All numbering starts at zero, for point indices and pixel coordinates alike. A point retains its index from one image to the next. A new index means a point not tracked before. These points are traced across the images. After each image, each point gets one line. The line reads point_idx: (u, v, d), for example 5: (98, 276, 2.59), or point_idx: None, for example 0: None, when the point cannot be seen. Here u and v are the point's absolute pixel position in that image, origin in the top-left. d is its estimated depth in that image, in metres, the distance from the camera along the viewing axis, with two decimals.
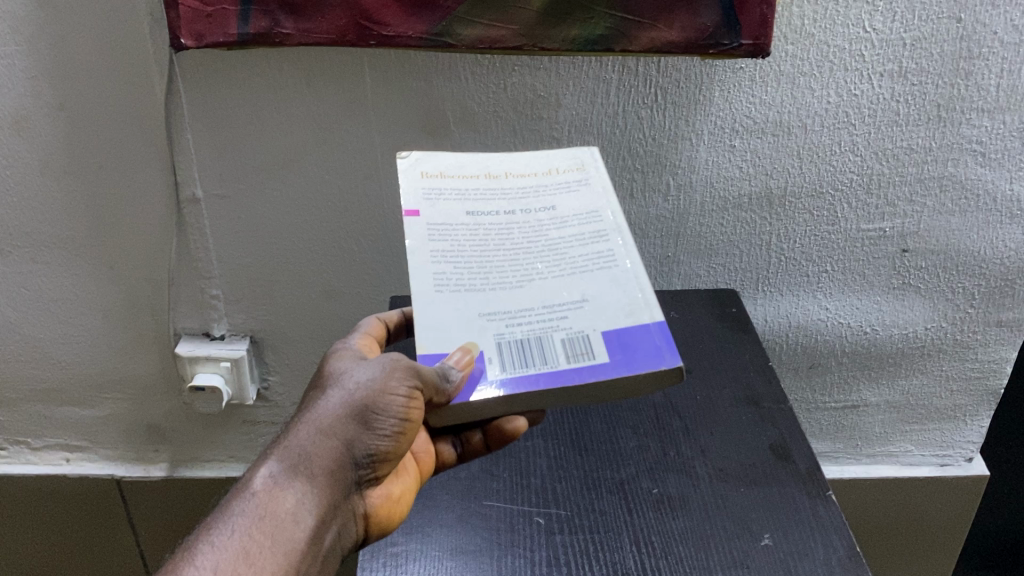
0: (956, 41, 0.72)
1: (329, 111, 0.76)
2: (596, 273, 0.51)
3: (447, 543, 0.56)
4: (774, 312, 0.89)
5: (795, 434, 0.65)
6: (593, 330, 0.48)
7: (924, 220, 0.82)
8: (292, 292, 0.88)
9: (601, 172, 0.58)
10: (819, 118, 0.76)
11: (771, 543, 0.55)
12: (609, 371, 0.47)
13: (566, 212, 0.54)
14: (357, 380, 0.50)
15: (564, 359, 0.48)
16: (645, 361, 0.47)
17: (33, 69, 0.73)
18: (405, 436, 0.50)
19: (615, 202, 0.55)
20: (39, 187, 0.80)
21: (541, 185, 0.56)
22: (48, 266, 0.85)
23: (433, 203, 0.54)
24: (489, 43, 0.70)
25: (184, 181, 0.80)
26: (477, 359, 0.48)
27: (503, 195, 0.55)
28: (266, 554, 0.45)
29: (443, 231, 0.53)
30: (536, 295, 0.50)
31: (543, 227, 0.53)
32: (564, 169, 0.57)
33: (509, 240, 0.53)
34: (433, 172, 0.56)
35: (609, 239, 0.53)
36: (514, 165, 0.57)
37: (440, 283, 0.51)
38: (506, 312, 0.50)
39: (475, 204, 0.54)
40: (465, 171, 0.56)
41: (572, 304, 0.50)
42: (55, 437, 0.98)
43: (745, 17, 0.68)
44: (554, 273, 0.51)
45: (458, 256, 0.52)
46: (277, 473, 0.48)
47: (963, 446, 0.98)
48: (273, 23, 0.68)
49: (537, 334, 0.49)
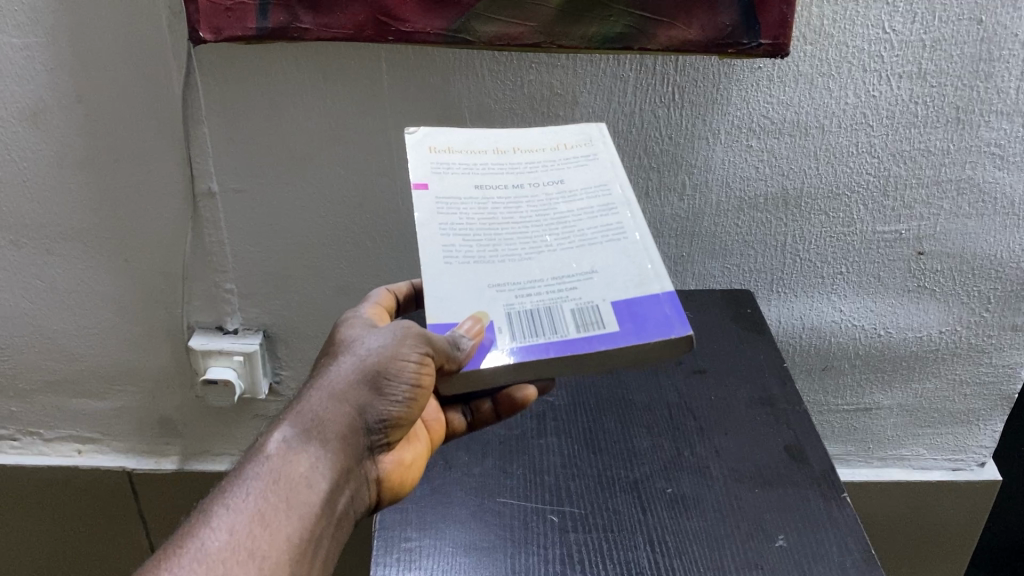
0: (976, 43, 0.71)
1: (346, 106, 0.76)
2: (605, 245, 0.51)
3: (461, 539, 0.56)
4: (788, 314, 0.89)
5: (810, 435, 0.65)
6: (603, 300, 0.49)
7: (941, 223, 0.82)
8: (306, 287, 0.88)
9: (609, 147, 0.57)
10: (837, 119, 0.76)
11: (785, 544, 0.55)
12: (619, 341, 0.47)
13: (575, 186, 0.54)
14: (368, 347, 0.51)
15: (574, 328, 0.48)
16: (655, 330, 0.48)
17: (52, 61, 0.74)
18: (417, 402, 0.51)
19: (625, 175, 0.55)
20: (56, 179, 0.80)
21: (550, 160, 0.56)
22: (63, 258, 0.86)
23: (442, 177, 0.54)
24: (507, 41, 0.70)
25: (200, 174, 0.80)
26: (488, 328, 0.48)
27: (512, 169, 0.55)
28: (282, 517, 0.46)
29: (452, 204, 0.53)
30: (546, 266, 0.50)
31: (551, 201, 0.53)
32: (572, 144, 0.57)
33: (518, 213, 0.52)
34: (441, 147, 0.56)
35: (619, 212, 0.53)
36: (523, 140, 0.57)
37: (449, 255, 0.50)
38: (516, 283, 0.49)
39: (483, 178, 0.54)
40: (473, 146, 0.56)
41: (581, 275, 0.50)
42: (67, 428, 0.99)
43: (765, 16, 0.68)
44: (563, 245, 0.51)
45: (467, 229, 0.52)
46: (291, 438, 0.48)
47: (976, 451, 0.98)
48: (292, 18, 0.68)
49: (548, 304, 0.49)
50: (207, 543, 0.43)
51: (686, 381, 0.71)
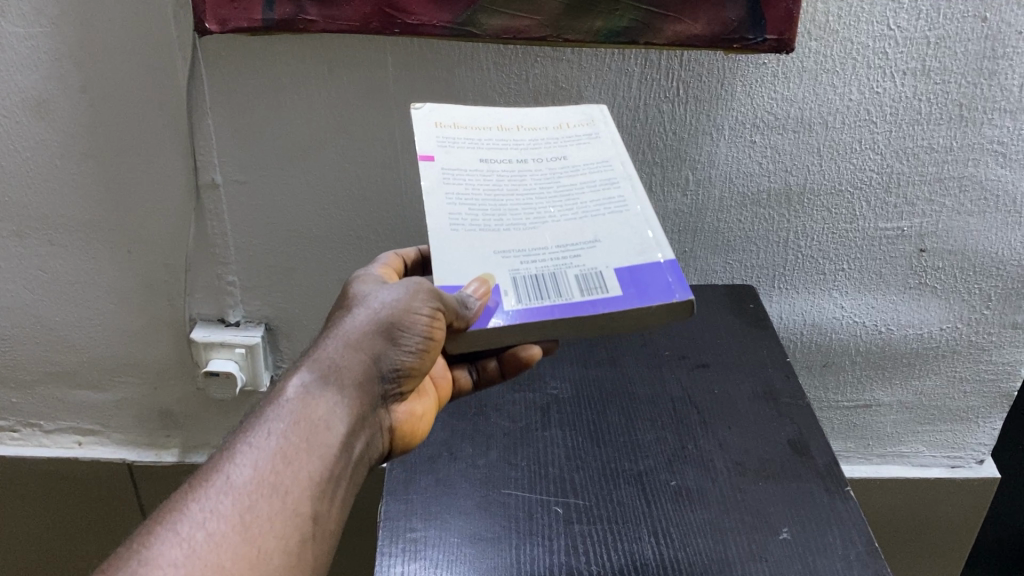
0: (981, 41, 0.71)
1: (351, 99, 0.76)
2: (608, 217, 0.52)
3: (467, 529, 0.56)
4: (790, 310, 0.89)
5: (813, 429, 0.65)
6: (606, 267, 0.49)
7: (943, 221, 0.82)
8: (309, 280, 0.88)
9: (611, 126, 0.58)
10: (841, 115, 0.76)
11: (789, 536, 0.56)
12: (622, 304, 0.47)
13: (577, 161, 0.55)
14: (382, 300, 0.51)
15: (578, 292, 0.48)
16: (658, 295, 0.48)
17: (56, 51, 0.73)
18: (429, 354, 0.51)
19: (626, 152, 0.56)
20: (59, 170, 0.80)
21: (553, 137, 0.56)
22: (65, 249, 0.85)
23: (448, 150, 0.54)
24: (513, 34, 0.70)
25: (204, 166, 0.80)
26: (494, 291, 0.48)
27: (516, 146, 0.55)
28: (303, 457, 0.45)
29: (458, 174, 0.53)
30: (550, 235, 0.50)
31: (554, 175, 0.54)
32: (574, 123, 0.58)
33: (522, 185, 0.53)
34: (447, 123, 0.56)
35: (620, 186, 0.54)
36: (526, 119, 0.57)
37: (455, 223, 0.51)
38: (520, 250, 0.50)
39: (488, 152, 0.54)
40: (477, 123, 0.56)
41: (585, 244, 0.50)
42: (68, 420, 0.99)
43: (770, 12, 0.68)
44: (566, 216, 0.52)
45: (473, 200, 0.52)
46: (309, 383, 0.48)
47: (975, 448, 0.98)
48: (298, 10, 0.68)
49: (552, 270, 0.49)
50: (232, 478, 0.43)
51: (690, 375, 0.71)
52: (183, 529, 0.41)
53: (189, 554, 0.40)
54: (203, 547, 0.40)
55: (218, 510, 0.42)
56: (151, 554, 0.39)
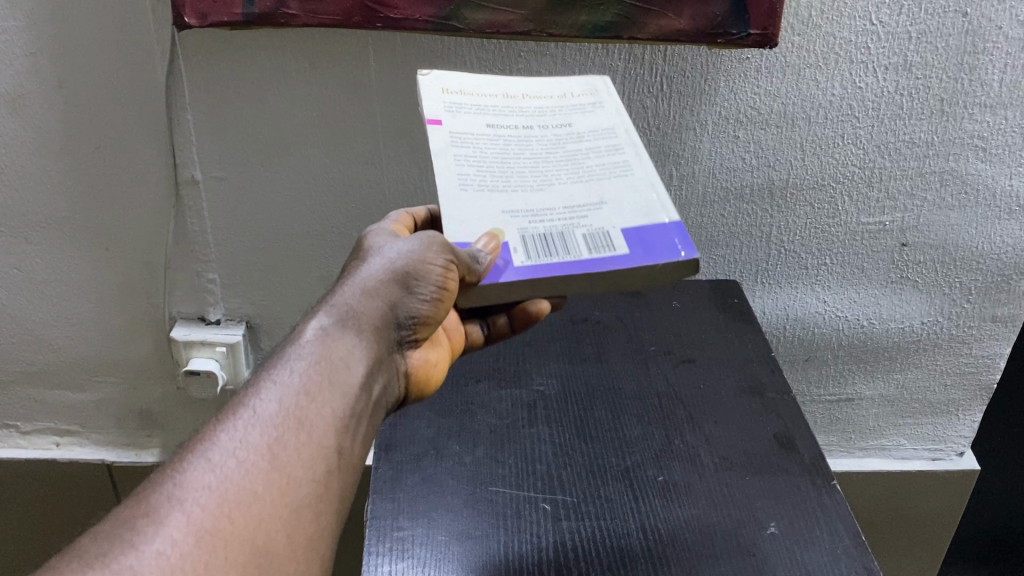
0: (962, 36, 0.72)
1: (334, 94, 0.75)
2: (613, 181, 0.52)
3: (453, 528, 0.55)
4: (773, 304, 0.89)
5: (799, 423, 0.65)
6: (613, 227, 0.49)
7: (924, 215, 0.82)
8: (290, 278, 0.87)
9: (614, 97, 0.58)
10: (823, 110, 0.76)
11: (777, 531, 0.55)
12: (630, 262, 0.48)
13: (583, 129, 0.55)
14: (395, 251, 0.51)
15: (587, 250, 0.49)
16: (664, 253, 0.49)
17: (31, 46, 0.72)
18: (443, 304, 0.51)
19: (630, 121, 0.56)
20: (36, 167, 0.79)
21: (557, 106, 0.56)
22: (42, 247, 0.84)
23: (455, 116, 0.54)
24: (496, 28, 0.69)
25: (184, 162, 0.79)
26: (503, 247, 0.48)
27: (521, 112, 0.55)
28: (326, 393, 0.44)
29: (466, 138, 0.52)
30: (557, 197, 0.51)
31: (560, 141, 0.54)
32: (577, 93, 0.58)
33: (529, 150, 0.53)
34: (454, 89, 0.55)
35: (624, 152, 0.54)
36: (530, 88, 0.57)
37: (464, 182, 0.51)
38: (528, 209, 0.50)
39: (495, 118, 0.54)
40: (483, 90, 0.56)
41: (591, 206, 0.51)
42: (45, 421, 0.97)
43: (754, 7, 0.68)
44: (573, 179, 0.52)
45: (481, 162, 0.52)
46: (328, 325, 0.47)
47: (955, 441, 0.99)
48: (279, 4, 0.67)
49: (560, 229, 0.49)
50: (259, 410, 0.41)
51: (675, 369, 0.71)
52: (215, 457, 0.39)
53: (222, 478, 0.38)
54: (235, 472, 0.39)
55: (248, 439, 0.40)
56: (184, 478, 0.38)
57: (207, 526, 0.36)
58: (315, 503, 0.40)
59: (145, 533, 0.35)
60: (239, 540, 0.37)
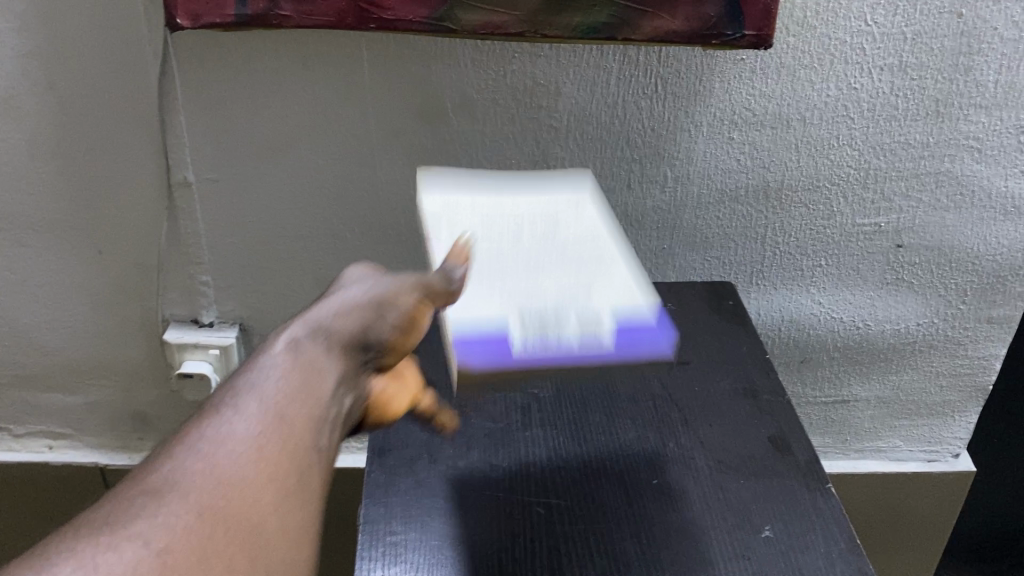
0: (957, 37, 0.72)
1: (328, 95, 0.75)
2: (598, 279, 0.56)
3: (447, 532, 0.55)
4: (768, 306, 0.89)
5: (794, 426, 0.65)
6: (600, 313, 0.52)
7: (919, 217, 0.82)
8: (284, 280, 0.87)
9: (599, 220, 0.65)
10: (818, 111, 0.76)
11: (772, 535, 0.55)
12: (612, 345, 0.49)
13: (568, 236, 0.62)
14: (364, 284, 0.51)
15: (574, 333, 0.50)
16: (647, 343, 0.49)
17: (22, 47, 0.72)
18: (411, 329, 0.51)
19: (613, 239, 0.62)
20: (28, 169, 0.78)
21: (548, 227, 0.63)
22: (34, 250, 0.84)
23: (459, 226, 0.60)
24: (490, 29, 0.69)
25: (177, 164, 0.78)
26: (498, 328, 0.50)
27: (517, 235, 0.62)
28: (304, 394, 0.43)
29: (469, 242, 0.58)
30: (549, 293, 0.54)
31: (551, 253, 0.59)
32: (565, 218, 0.64)
33: (524, 260, 0.58)
34: (458, 211, 0.63)
35: (609, 260, 0.59)
36: (525, 213, 0.65)
37: (466, 277, 0.54)
38: (524, 301, 0.53)
39: (492, 234, 0.61)
40: (485, 215, 0.63)
41: (580, 297, 0.53)
42: (38, 424, 0.97)
43: (749, 8, 0.68)
44: (563, 280, 0.56)
45: (482, 268, 0.57)
46: (300, 339, 0.46)
47: (951, 443, 0.99)
48: (272, 5, 0.67)
49: (552, 315, 0.51)
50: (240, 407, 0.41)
51: (670, 372, 0.71)
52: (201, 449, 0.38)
53: (211, 465, 0.38)
54: (223, 461, 0.38)
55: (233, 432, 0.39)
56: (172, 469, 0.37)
57: (200, 509, 0.36)
58: (291, 496, 0.39)
59: (136, 517, 0.35)
60: (232, 522, 0.36)
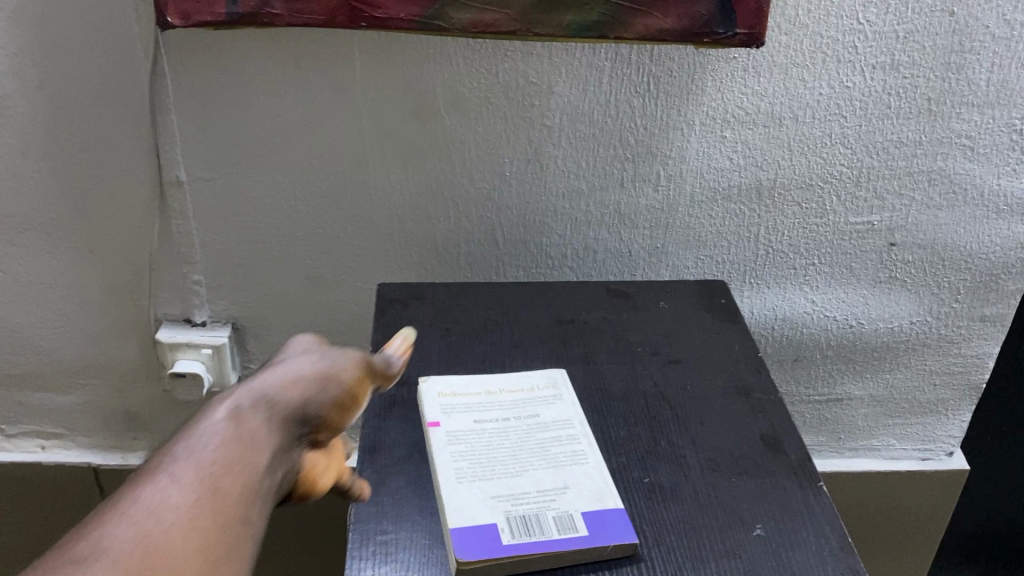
0: (949, 35, 0.72)
1: (320, 94, 0.75)
2: (571, 467, 0.59)
3: (437, 531, 0.55)
4: (761, 305, 0.89)
5: (786, 424, 0.65)
6: (575, 511, 0.55)
7: (912, 215, 0.82)
8: (276, 280, 0.86)
9: (572, 392, 0.68)
10: (810, 110, 0.76)
11: (763, 533, 0.55)
12: (590, 541, 0.53)
13: (546, 419, 0.64)
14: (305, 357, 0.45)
15: (555, 530, 0.53)
16: (618, 535, 0.53)
17: (12, 45, 0.71)
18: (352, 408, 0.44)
19: (586, 415, 0.65)
20: (19, 168, 0.78)
21: (526, 398, 0.66)
22: (25, 249, 0.83)
23: (450, 416, 0.63)
24: (481, 28, 0.69)
25: (168, 163, 0.78)
26: (490, 529, 0.53)
27: (499, 406, 0.65)
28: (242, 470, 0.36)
29: (460, 437, 0.61)
30: (531, 482, 0.57)
31: (531, 432, 0.62)
32: (540, 388, 0.67)
33: (507, 440, 0.61)
34: (448, 393, 0.66)
35: (582, 442, 0.62)
36: (507, 383, 0.68)
37: (460, 475, 0.57)
38: (511, 494, 0.56)
39: (479, 414, 0.64)
40: (470, 390, 0.66)
41: (557, 488, 0.57)
42: (30, 424, 0.97)
43: (740, 6, 0.68)
44: (542, 463, 0.59)
45: (471, 455, 0.60)
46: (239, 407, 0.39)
47: (945, 441, 0.99)
48: (263, 3, 0.66)
49: (535, 510, 0.55)
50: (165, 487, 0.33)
51: (662, 370, 0.71)
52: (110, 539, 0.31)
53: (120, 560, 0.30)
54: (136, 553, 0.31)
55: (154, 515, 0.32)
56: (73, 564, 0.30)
57: None
58: None
59: None
60: None
